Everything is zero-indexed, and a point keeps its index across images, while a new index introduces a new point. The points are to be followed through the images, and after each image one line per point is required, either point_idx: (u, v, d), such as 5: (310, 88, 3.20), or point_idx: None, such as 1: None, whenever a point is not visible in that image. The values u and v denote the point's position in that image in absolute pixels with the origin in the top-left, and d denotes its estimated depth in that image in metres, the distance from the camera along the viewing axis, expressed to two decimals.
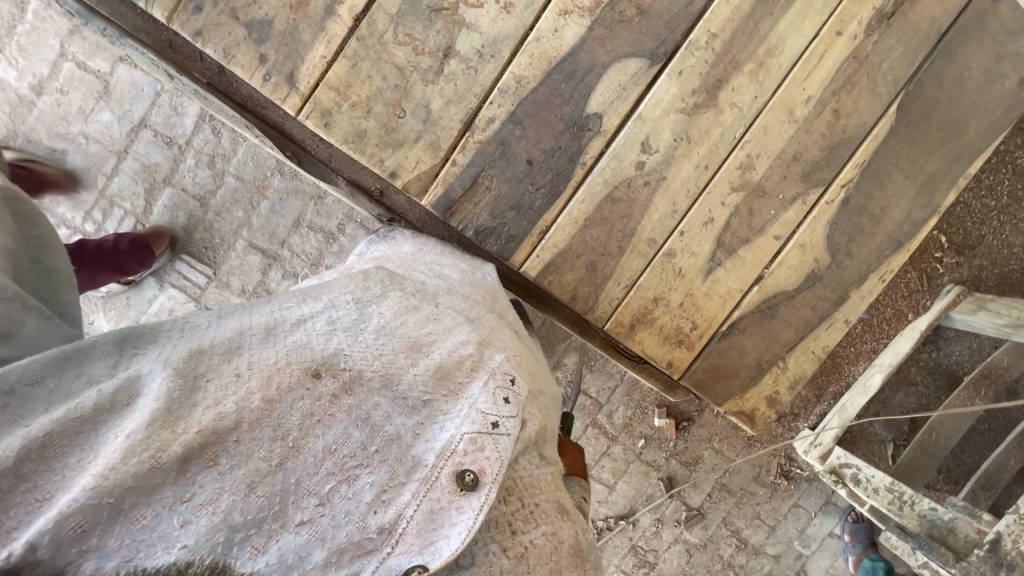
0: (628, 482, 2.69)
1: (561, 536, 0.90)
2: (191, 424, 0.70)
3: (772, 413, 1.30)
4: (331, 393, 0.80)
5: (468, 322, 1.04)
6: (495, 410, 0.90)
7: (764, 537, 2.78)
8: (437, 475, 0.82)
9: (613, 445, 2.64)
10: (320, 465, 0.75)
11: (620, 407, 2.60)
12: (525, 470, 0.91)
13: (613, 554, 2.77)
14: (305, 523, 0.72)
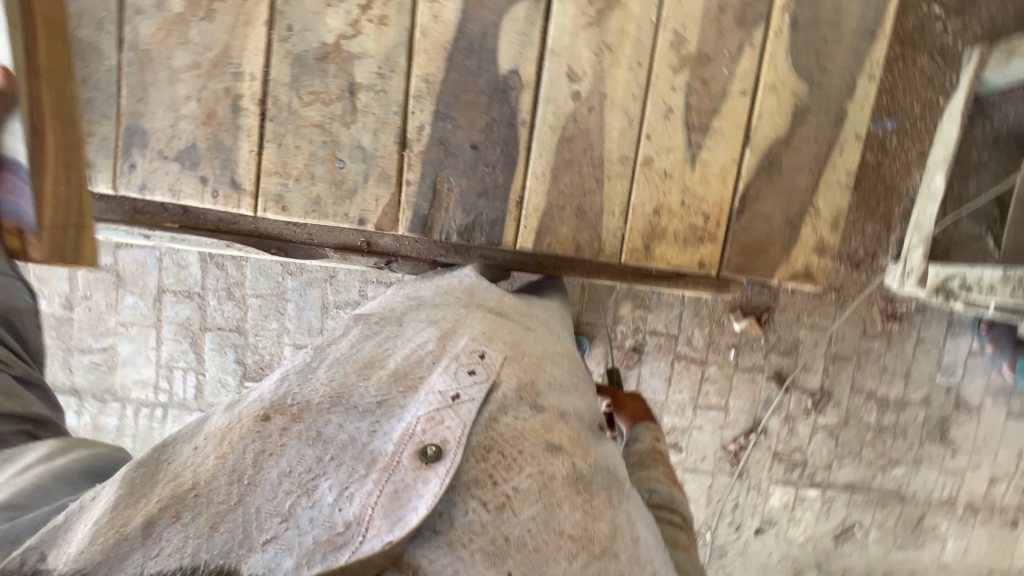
0: (739, 396, 2.59)
1: (551, 472, 0.84)
2: (158, 493, 0.73)
3: (827, 260, 1.22)
4: (281, 426, 0.81)
5: (431, 326, 1.06)
6: (454, 386, 0.90)
7: (903, 387, 2.62)
8: (399, 456, 0.81)
9: (707, 369, 2.55)
10: (277, 488, 0.75)
11: (695, 330, 2.51)
12: (506, 424, 0.88)
13: (759, 469, 2.68)
14: (270, 541, 0.72)
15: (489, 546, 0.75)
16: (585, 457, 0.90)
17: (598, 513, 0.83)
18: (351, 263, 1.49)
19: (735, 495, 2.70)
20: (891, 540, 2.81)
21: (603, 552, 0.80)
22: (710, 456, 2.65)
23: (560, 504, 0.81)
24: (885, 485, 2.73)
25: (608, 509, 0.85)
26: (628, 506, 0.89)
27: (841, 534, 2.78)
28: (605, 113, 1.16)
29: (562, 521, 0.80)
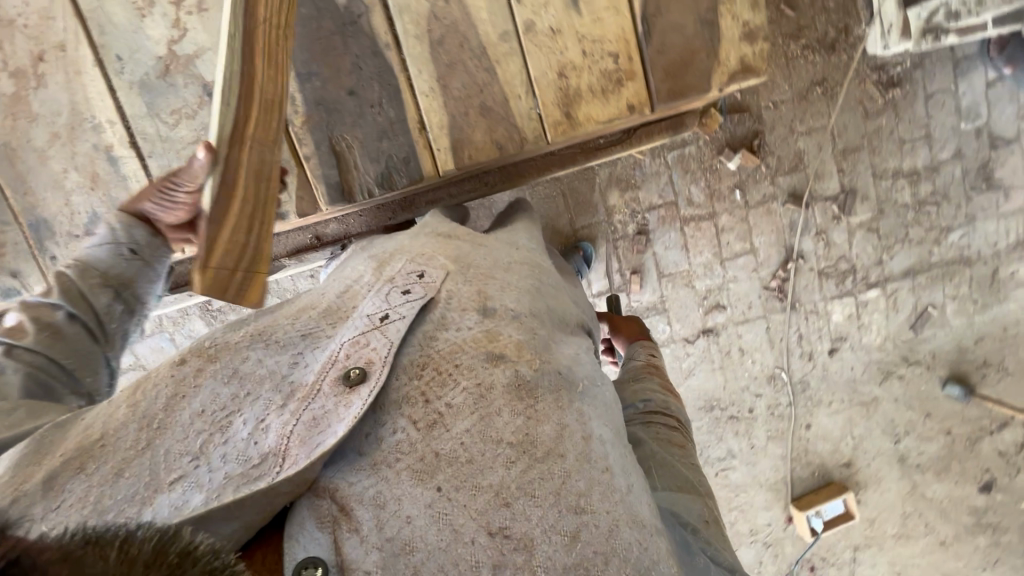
0: (762, 233, 2.48)
1: (489, 380, 1.08)
2: (65, 448, 0.95)
3: (741, 49, 1.64)
4: (197, 369, 1.08)
5: (366, 274, 1.37)
6: (383, 310, 1.20)
7: (929, 151, 2.45)
8: (319, 384, 1.08)
9: (719, 220, 2.45)
10: (189, 428, 0.99)
11: (692, 188, 2.40)
12: (446, 339, 1.15)
13: (811, 294, 2.59)
14: (180, 480, 0.94)
15: (417, 463, 0.99)
16: (530, 363, 1.13)
17: (542, 417, 1.06)
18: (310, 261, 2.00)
19: (797, 328, 2.61)
20: (972, 307, 2.67)
21: (543, 449, 1.02)
22: (756, 301, 2.56)
23: (500, 411, 1.05)
24: (945, 256, 2.59)
25: (547, 407, 1.08)
26: (579, 406, 1.12)
27: (918, 321, 2.66)
28: (469, 20, 1.65)
29: (502, 428, 1.03)
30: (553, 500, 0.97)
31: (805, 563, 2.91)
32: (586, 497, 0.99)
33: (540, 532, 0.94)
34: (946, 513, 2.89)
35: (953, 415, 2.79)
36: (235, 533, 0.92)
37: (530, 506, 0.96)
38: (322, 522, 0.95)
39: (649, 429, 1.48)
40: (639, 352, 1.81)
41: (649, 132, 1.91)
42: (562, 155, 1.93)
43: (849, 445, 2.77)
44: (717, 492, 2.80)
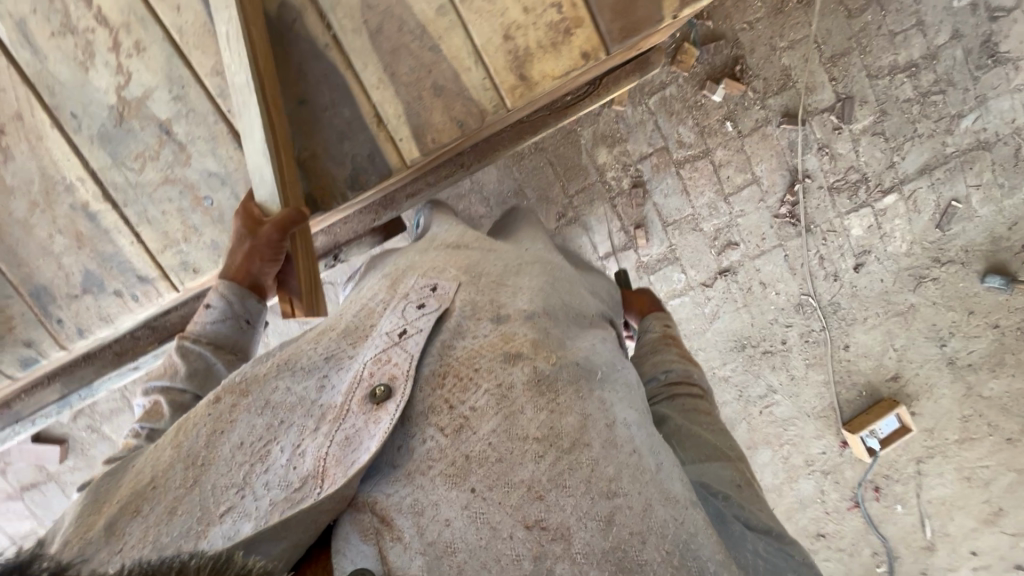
0: (762, 161, 2.40)
1: (509, 380, 1.17)
2: (122, 494, 1.09)
3: None
4: (231, 406, 1.20)
5: (380, 290, 1.43)
6: (399, 326, 1.27)
7: (925, 37, 2.31)
8: (348, 404, 1.16)
9: (715, 156, 2.37)
10: (230, 462, 1.12)
11: (680, 129, 2.32)
12: (457, 346, 1.24)
13: (825, 212, 2.50)
14: (230, 511, 1.06)
15: (449, 466, 1.08)
16: (547, 359, 1.22)
17: (565, 409, 1.14)
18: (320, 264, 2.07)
19: (817, 249, 2.53)
20: (999, 192, 2.54)
21: (568, 444, 1.10)
22: (769, 231, 2.48)
23: (523, 406, 1.14)
24: (961, 144, 2.47)
25: (569, 399, 1.17)
26: (599, 394, 1.21)
27: (943, 217, 2.56)
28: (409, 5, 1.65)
29: (527, 425, 1.12)
30: (584, 489, 1.06)
31: (868, 484, 2.85)
32: (617, 481, 1.08)
33: (575, 520, 1.03)
34: (1008, 409, 2.78)
35: (998, 309, 2.67)
36: (285, 553, 1.03)
37: (563, 499, 1.05)
38: (366, 534, 1.04)
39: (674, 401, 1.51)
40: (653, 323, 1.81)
41: (617, 79, 1.85)
42: (534, 118, 1.91)
43: (893, 357, 2.69)
44: (764, 429, 2.73)
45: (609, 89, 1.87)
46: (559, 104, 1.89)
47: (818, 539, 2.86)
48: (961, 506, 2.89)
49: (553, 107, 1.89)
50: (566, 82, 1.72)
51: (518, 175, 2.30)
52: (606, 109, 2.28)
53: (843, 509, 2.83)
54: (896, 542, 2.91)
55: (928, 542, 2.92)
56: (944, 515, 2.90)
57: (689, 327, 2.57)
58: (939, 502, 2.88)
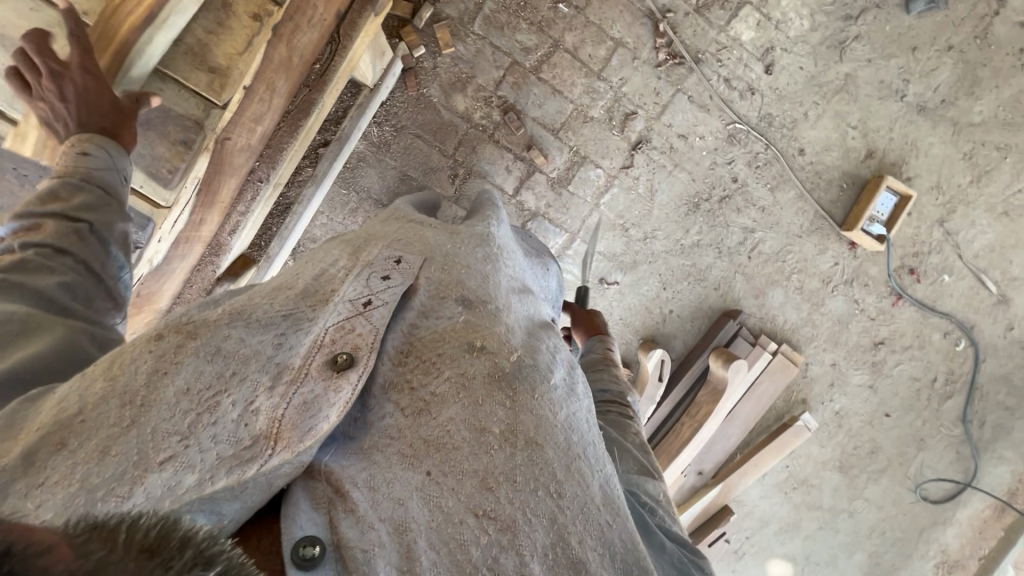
0: (614, 22, 2.24)
1: (470, 372, 0.83)
2: (38, 425, 0.69)
3: None
4: (176, 345, 0.75)
5: (337, 251, 1.00)
6: (363, 291, 0.89)
7: None
8: (308, 365, 0.79)
9: (566, 43, 2.24)
10: (175, 408, 0.71)
11: (518, 37, 2.21)
12: (424, 327, 0.88)
13: (706, 35, 2.30)
14: (172, 460, 0.69)
15: (406, 448, 0.77)
16: (511, 354, 0.88)
17: (525, 408, 0.83)
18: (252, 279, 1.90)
19: (718, 74, 2.34)
20: None
21: (530, 437, 0.80)
22: (660, 84, 2.32)
23: (480, 402, 0.81)
24: None
25: (531, 398, 0.84)
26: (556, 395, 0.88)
27: None
28: None
29: (487, 418, 0.80)
30: (534, 487, 0.77)
31: (903, 271, 2.57)
32: (561, 482, 0.79)
33: (524, 515, 0.75)
34: (1010, 123, 2.49)
35: (941, 31, 2.39)
36: (237, 516, 0.72)
37: (516, 494, 0.76)
38: (318, 502, 0.75)
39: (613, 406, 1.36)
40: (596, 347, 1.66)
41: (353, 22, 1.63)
42: (299, 103, 1.63)
43: (857, 136, 2.45)
44: (764, 272, 2.51)
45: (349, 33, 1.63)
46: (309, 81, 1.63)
47: (880, 349, 2.63)
48: (1013, 244, 2.59)
49: (309, 82, 1.63)
50: (273, 51, 1.42)
51: (394, 164, 2.25)
52: (439, 59, 2.19)
53: (888, 308, 2.59)
54: (963, 313, 2.63)
55: (997, 297, 2.64)
56: (1000, 263, 2.61)
57: (633, 215, 2.41)
58: (988, 252, 2.60)
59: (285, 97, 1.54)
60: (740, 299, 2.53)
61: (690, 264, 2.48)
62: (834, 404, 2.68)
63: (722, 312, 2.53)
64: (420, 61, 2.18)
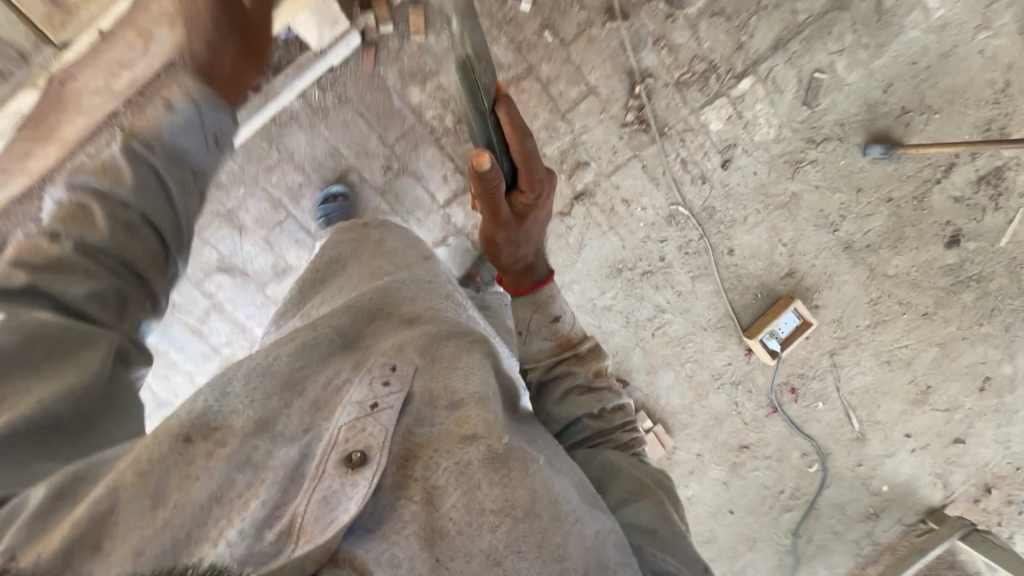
0: (594, 68, 2.19)
1: (465, 459, 0.90)
2: (58, 510, 0.72)
3: None
4: (207, 451, 0.83)
5: (339, 346, 1.05)
6: (369, 395, 0.94)
7: None
8: (325, 464, 0.86)
9: (540, 73, 2.17)
10: (203, 508, 0.78)
11: (494, 49, 2.13)
12: (430, 427, 0.95)
13: (678, 110, 2.29)
14: (202, 554, 0.74)
15: (425, 540, 0.85)
16: (501, 433, 0.95)
17: (518, 481, 0.91)
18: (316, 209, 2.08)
19: (677, 153, 2.33)
20: (865, 54, 2.36)
21: (529, 508, 0.89)
22: (620, 144, 2.29)
23: (478, 491, 0.88)
24: (813, 9, 2.27)
25: (523, 473, 0.92)
26: (541, 468, 0.96)
27: (809, 93, 2.36)
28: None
29: (482, 497, 0.88)
30: (535, 553, 0.86)
31: (783, 387, 2.71)
32: (562, 546, 0.89)
33: None
34: (917, 284, 2.68)
35: (885, 180, 2.53)
36: None
37: (520, 563, 0.85)
38: None
39: (572, 394, 1.55)
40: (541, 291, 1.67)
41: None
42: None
43: (783, 253, 2.54)
44: (661, 352, 2.55)
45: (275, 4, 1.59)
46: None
47: (743, 451, 2.76)
48: (885, 390, 2.81)
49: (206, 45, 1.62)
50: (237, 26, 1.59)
51: (326, 134, 2.09)
52: (405, 43, 2.04)
53: (763, 416, 2.72)
54: (824, 440, 2.81)
55: (858, 433, 2.84)
56: (869, 404, 2.81)
57: (557, 261, 2.39)
58: (862, 391, 2.78)
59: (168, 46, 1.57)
60: (632, 371, 2.58)
61: (595, 324, 2.49)
62: (688, 490, 2.81)
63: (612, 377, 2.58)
64: (384, 39, 2.03)
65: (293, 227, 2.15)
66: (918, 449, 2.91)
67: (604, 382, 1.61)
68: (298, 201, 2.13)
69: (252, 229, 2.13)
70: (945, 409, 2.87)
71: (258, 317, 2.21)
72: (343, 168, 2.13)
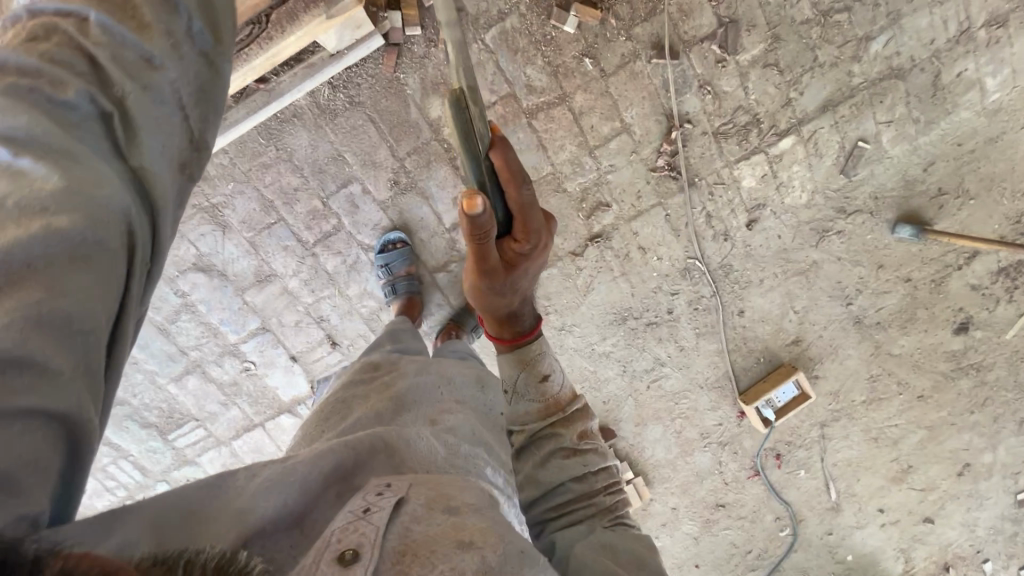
0: (631, 105, 2.04)
1: (459, 568, 0.69)
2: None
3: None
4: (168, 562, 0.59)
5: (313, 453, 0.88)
6: (367, 501, 0.77)
7: None
8: (316, 558, 0.68)
9: (574, 102, 2.01)
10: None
11: (528, 70, 1.96)
12: (424, 529, 0.74)
13: (711, 161, 2.14)
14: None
15: None
16: (499, 547, 0.74)
17: None
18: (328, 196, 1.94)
19: (703, 206, 2.19)
20: (914, 128, 2.20)
21: None
22: (646, 189, 2.14)
23: None
24: (869, 74, 2.12)
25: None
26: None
27: (849, 161, 2.21)
28: None
29: None
30: None
31: (769, 453, 2.66)
32: None
33: None
34: (919, 366, 2.60)
35: (908, 261, 2.40)
36: None
37: None
38: None
39: (554, 457, 1.39)
40: (526, 349, 1.50)
41: (293, 13, 1.54)
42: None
43: (793, 321, 2.43)
44: (653, 405, 2.46)
45: (286, 28, 1.55)
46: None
47: (718, 510, 2.71)
48: (867, 466, 2.76)
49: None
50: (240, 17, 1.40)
51: (332, 137, 1.89)
52: (433, 49, 1.84)
53: (743, 478, 2.66)
54: (799, 507, 2.77)
55: (833, 504, 2.80)
56: (849, 477, 2.76)
57: (560, 301, 2.25)
58: (845, 464, 2.74)
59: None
60: (620, 421, 2.48)
61: (591, 370, 2.37)
62: (657, 541, 2.77)
63: (599, 426, 2.47)
64: (410, 42, 1.82)
65: (283, 233, 1.96)
66: (888, 523, 2.88)
67: (592, 445, 1.44)
68: (292, 206, 1.94)
69: (237, 229, 1.94)
70: (921, 488, 2.82)
71: (234, 323, 2.03)
72: (344, 177, 1.93)
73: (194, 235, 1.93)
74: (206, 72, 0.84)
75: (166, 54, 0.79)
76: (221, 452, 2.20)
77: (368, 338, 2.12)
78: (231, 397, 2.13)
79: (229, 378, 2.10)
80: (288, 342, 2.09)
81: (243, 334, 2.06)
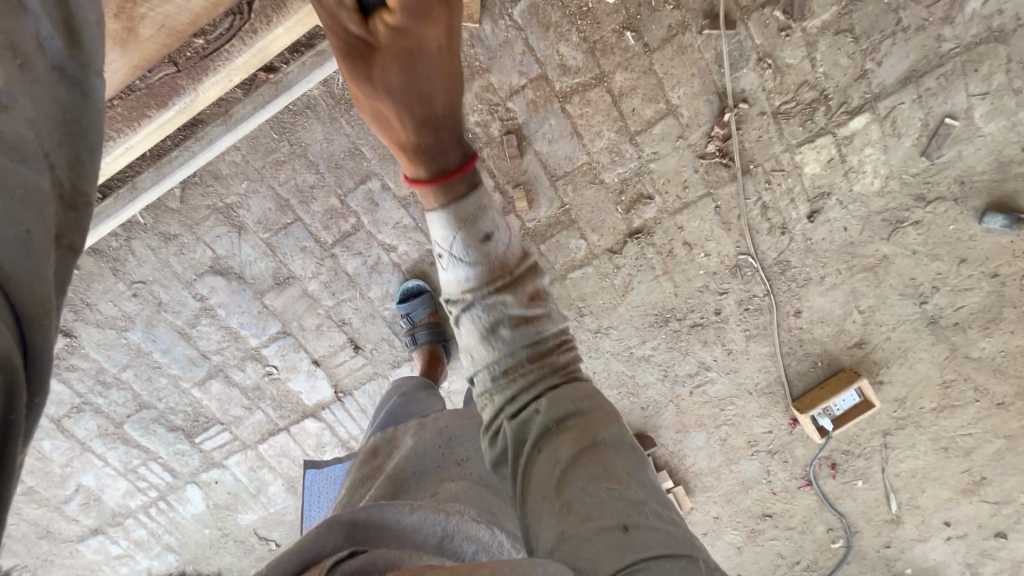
0: (678, 84, 1.81)
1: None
2: None
3: None
4: None
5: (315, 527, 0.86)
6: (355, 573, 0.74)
7: None
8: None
9: (613, 83, 1.80)
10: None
11: (562, 48, 1.76)
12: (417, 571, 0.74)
13: (766, 144, 1.89)
14: None
15: None
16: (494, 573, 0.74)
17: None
18: (345, 193, 1.81)
19: (759, 196, 1.95)
20: (1014, 101, 1.85)
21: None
22: (693, 178, 1.92)
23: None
24: (964, 38, 1.79)
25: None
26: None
27: (933, 141, 1.90)
28: None
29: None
30: None
31: (824, 462, 2.45)
32: None
33: None
34: (1001, 370, 2.25)
35: (997, 254, 2.05)
36: None
37: None
38: None
39: (502, 327, 1.15)
40: (466, 201, 1.14)
41: (280, 0, 1.41)
42: (191, 67, 1.45)
43: (857, 321, 2.16)
44: (696, 411, 2.29)
45: (272, 18, 1.43)
46: (193, 53, 1.44)
47: (765, 520, 2.53)
48: (933, 477, 2.47)
49: (181, 62, 1.44)
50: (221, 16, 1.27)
51: (347, 130, 1.74)
52: None
53: (793, 488, 2.47)
54: (855, 518, 2.54)
55: (893, 516, 2.54)
56: (913, 489, 2.49)
57: (595, 302, 2.08)
58: (909, 475, 2.47)
59: (137, 61, 1.41)
60: (660, 428, 2.31)
61: (629, 375, 2.20)
62: None
63: (637, 434, 2.30)
64: None
65: (300, 233, 1.85)
66: (954, 537, 2.55)
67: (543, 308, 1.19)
68: (309, 205, 1.82)
69: (254, 229, 1.84)
70: (995, 501, 2.48)
71: (254, 327, 1.96)
72: (363, 174, 1.79)
73: (210, 236, 1.84)
74: (72, 92, 0.73)
75: (11, 74, 0.67)
76: (247, 455, 2.16)
77: (393, 344, 2.01)
78: (255, 400, 2.07)
79: (253, 382, 2.04)
80: (309, 346, 2.00)
81: (264, 338, 1.98)
